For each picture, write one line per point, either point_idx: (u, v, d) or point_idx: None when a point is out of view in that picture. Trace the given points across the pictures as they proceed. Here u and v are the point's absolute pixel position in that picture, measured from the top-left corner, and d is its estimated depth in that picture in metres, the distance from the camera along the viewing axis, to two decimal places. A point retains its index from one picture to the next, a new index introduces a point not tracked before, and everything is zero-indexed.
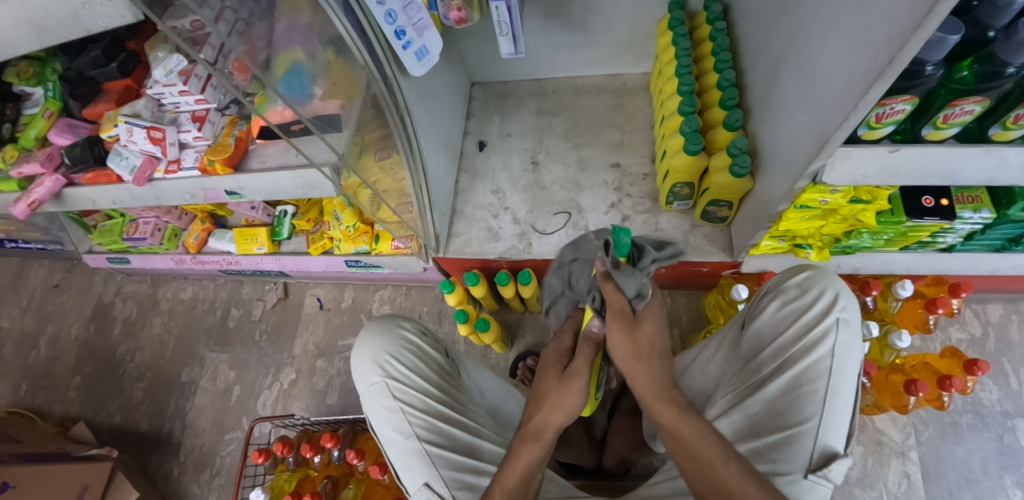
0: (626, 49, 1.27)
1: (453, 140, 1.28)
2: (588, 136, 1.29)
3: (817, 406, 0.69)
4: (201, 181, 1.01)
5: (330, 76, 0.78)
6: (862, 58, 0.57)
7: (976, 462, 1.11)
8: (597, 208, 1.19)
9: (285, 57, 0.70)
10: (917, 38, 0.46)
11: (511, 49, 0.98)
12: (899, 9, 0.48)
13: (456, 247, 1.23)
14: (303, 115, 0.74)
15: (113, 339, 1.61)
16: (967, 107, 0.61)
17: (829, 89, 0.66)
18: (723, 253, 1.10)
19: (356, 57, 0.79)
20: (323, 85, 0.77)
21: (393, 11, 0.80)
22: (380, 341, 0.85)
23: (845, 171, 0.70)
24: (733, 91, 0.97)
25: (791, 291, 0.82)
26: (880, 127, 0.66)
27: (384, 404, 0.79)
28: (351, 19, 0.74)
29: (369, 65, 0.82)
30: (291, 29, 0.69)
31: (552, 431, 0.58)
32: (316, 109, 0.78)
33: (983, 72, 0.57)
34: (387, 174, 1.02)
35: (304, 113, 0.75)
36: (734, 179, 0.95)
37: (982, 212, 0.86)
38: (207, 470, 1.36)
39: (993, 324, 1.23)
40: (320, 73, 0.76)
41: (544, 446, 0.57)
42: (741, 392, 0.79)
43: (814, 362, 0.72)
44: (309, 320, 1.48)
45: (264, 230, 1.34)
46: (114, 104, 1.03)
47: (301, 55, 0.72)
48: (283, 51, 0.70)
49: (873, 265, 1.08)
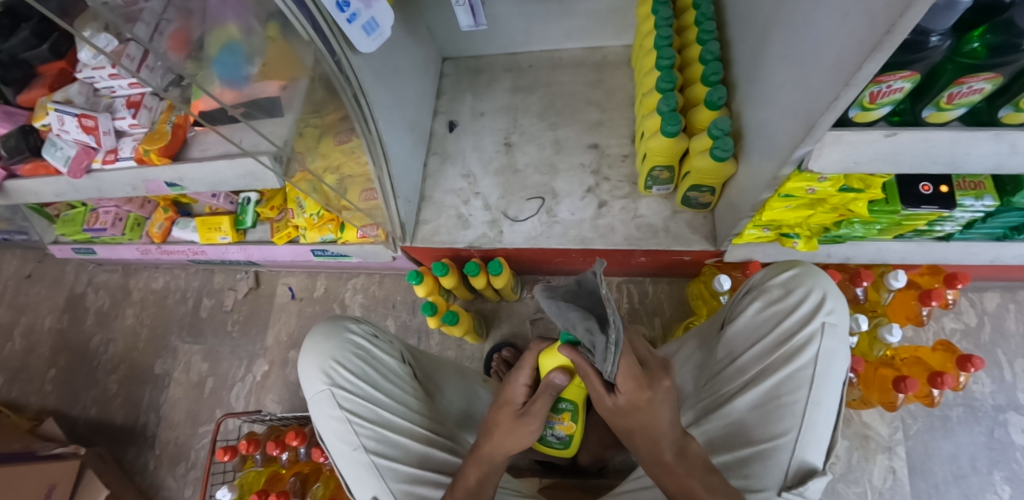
0: (606, 19, 1.16)
1: (420, 121, 1.19)
2: (565, 114, 1.19)
3: (795, 419, 0.64)
4: (139, 172, 0.93)
5: (266, 56, 0.75)
6: (855, 27, 0.50)
7: (965, 457, 1.07)
8: (573, 193, 1.11)
9: (217, 34, 0.72)
10: (919, 8, 0.39)
11: (471, 22, 0.88)
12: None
13: (424, 236, 1.16)
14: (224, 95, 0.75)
15: (87, 330, 1.58)
16: (976, 85, 0.55)
17: (819, 64, 0.59)
18: (705, 241, 1.02)
19: (300, 33, 0.72)
20: (260, 65, 0.75)
21: None
22: (327, 346, 0.81)
23: (834, 157, 0.64)
24: (717, 65, 0.87)
25: (775, 290, 0.76)
26: (874, 108, 0.60)
27: (331, 413, 0.76)
28: None
29: (315, 41, 0.74)
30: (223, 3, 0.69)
31: (499, 457, 0.62)
32: (255, 93, 0.78)
33: (997, 44, 0.51)
34: (349, 157, 1.01)
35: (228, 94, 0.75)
36: (715, 163, 0.87)
37: (984, 200, 0.79)
38: (183, 463, 1.34)
39: (989, 314, 1.16)
40: (257, 51, 0.74)
41: (493, 468, 0.62)
42: (715, 399, 0.74)
43: (797, 370, 0.67)
44: (281, 310, 1.43)
45: (227, 218, 1.28)
46: (48, 90, 0.95)
47: (234, 32, 0.72)
48: (216, 27, 0.71)
49: (864, 254, 1.00)
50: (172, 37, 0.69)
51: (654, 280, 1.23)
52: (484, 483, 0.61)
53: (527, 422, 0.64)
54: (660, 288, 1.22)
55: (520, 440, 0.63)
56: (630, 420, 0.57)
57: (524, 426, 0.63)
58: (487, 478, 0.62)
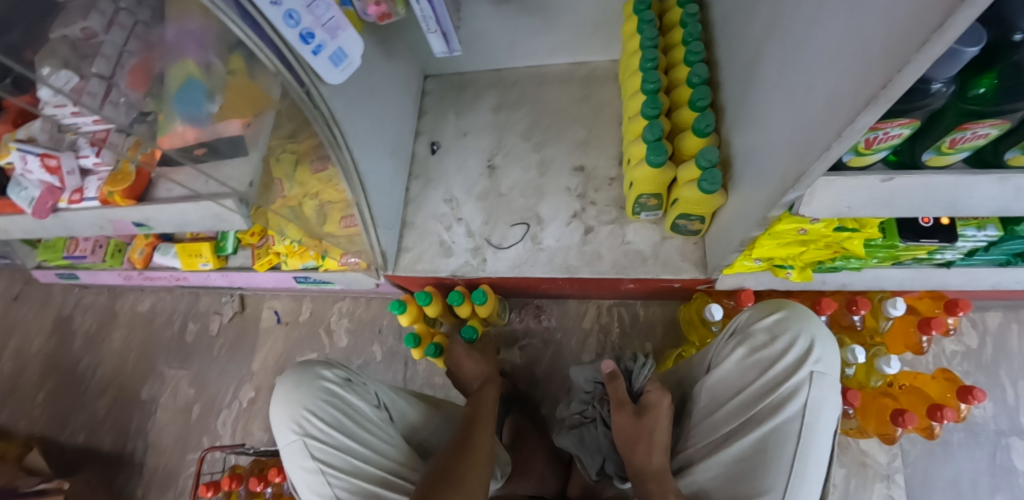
0: (592, 33, 1.11)
1: (401, 143, 1.15)
2: (550, 134, 1.15)
3: (781, 477, 0.62)
4: (104, 213, 0.90)
5: (228, 91, 0.73)
6: (849, 75, 0.47)
7: (966, 484, 1.03)
8: (558, 217, 1.07)
9: (178, 70, 0.71)
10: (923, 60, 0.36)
11: (444, 48, 0.84)
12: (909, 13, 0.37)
13: (406, 264, 1.12)
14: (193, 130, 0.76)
15: (74, 353, 1.56)
16: (981, 131, 0.51)
17: (808, 107, 0.56)
18: (695, 269, 0.98)
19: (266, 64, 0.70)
20: (221, 101, 0.74)
21: (293, 11, 0.67)
22: (298, 394, 0.80)
23: (827, 201, 0.60)
24: (705, 90, 0.83)
25: (759, 335, 0.72)
26: (869, 154, 0.56)
27: (305, 464, 0.75)
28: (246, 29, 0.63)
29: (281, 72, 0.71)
30: (182, 35, 0.68)
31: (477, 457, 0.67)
32: (217, 130, 0.77)
33: (1007, 88, 0.46)
34: (329, 185, 0.98)
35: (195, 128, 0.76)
36: (703, 195, 0.83)
37: (986, 230, 0.77)
38: (171, 491, 1.33)
39: (991, 333, 1.12)
40: (218, 87, 0.72)
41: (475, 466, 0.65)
42: (698, 448, 0.71)
43: (783, 423, 0.64)
44: (267, 334, 1.41)
45: (207, 245, 1.25)
46: (12, 126, 0.90)
47: (193, 68, 0.71)
48: (177, 63, 0.71)
49: (862, 281, 0.95)
50: (133, 70, 0.76)
51: (646, 303, 1.20)
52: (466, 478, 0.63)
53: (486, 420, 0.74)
54: (652, 311, 1.18)
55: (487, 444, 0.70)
56: (640, 425, 0.70)
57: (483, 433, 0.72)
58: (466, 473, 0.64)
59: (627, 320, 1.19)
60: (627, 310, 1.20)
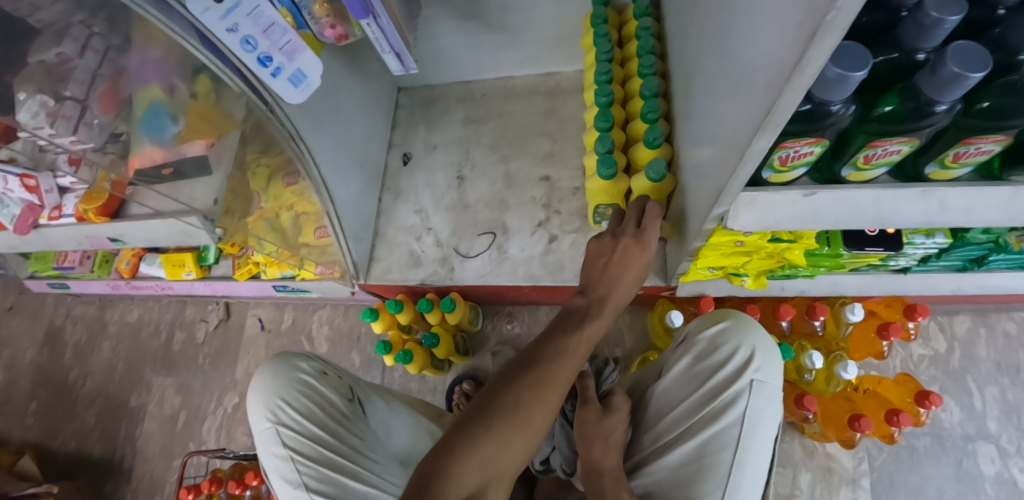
0: (555, 47, 1.14)
1: (371, 157, 1.17)
2: (517, 146, 1.17)
3: (719, 482, 0.64)
4: (80, 229, 0.93)
5: (189, 114, 0.78)
6: (749, 100, 0.49)
7: (932, 489, 1.03)
8: (523, 228, 1.09)
9: (143, 95, 0.74)
10: (794, 89, 0.38)
11: (401, 67, 0.86)
12: (781, 45, 0.39)
13: (377, 274, 1.15)
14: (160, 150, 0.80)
15: (66, 363, 1.61)
16: (891, 147, 0.53)
17: (727, 126, 0.58)
18: (656, 277, 1.00)
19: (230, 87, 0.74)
20: (184, 123, 0.79)
21: (250, 37, 0.69)
22: (275, 385, 0.85)
23: (752, 218, 0.62)
24: (654, 102, 0.85)
25: (703, 344, 0.74)
26: (787, 171, 0.58)
27: (276, 450, 0.80)
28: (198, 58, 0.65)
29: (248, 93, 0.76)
30: (144, 63, 0.71)
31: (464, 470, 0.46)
32: (182, 151, 0.83)
33: (906, 110, 0.48)
34: (302, 198, 1.03)
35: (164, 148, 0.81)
36: (654, 196, 0.85)
37: (936, 237, 0.79)
38: (157, 496, 1.37)
39: (959, 339, 1.12)
40: (181, 112, 0.77)
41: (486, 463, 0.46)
42: (644, 455, 0.73)
43: (722, 430, 0.66)
44: (250, 343, 1.44)
45: (190, 255, 1.29)
46: None
47: (158, 93, 0.74)
48: (140, 89, 0.74)
49: (820, 287, 0.96)
50: (102, 95, 0.75)
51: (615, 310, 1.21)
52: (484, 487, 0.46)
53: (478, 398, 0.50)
54: (622, 318, 1.19)
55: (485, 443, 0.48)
56: (603, 427, 0.67)
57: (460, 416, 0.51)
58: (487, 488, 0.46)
59: None
60: None
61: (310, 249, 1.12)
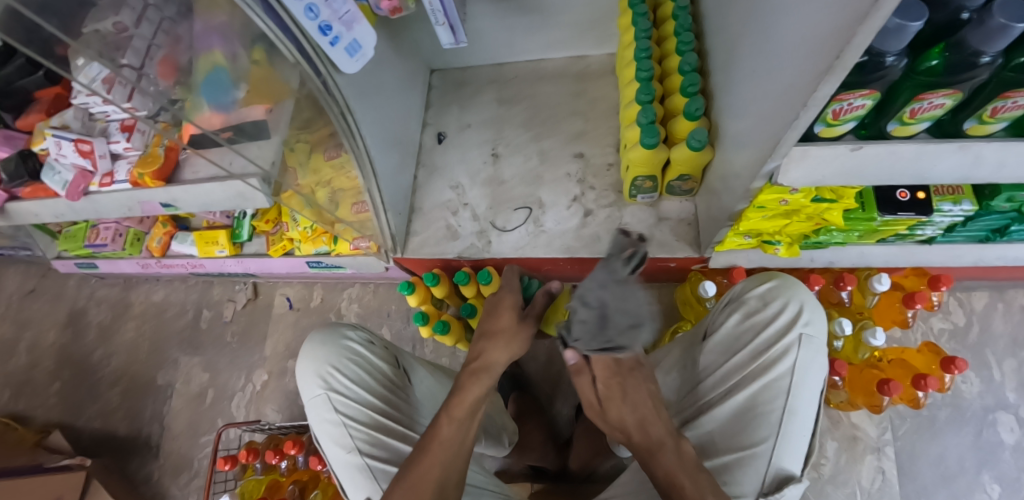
0: (588, 29, 1.17)
1: (408, 134, 1.20)
2: (550, 125, 1.21)
3: (772, 427, 0.66)
4: (134, 194, 0.96)
5: (251, 80, 0.79)
6: (811, 52, 0.52)
7: (953, 457, 1.07)
8: (558, 202, 1.12)
9: (205, 59, 0.76)
10: (868, 30, 0.41)
11: (452, 39, 0.90)
12: None
13: (414, 247, 1.18)
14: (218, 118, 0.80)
15: (90, 343, 1.61)
16: (936, 100, 0.56)
17: (779, 84, 0.61)
18: (689, 248, 1.04)
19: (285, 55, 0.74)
20: (245, 89, 0.79)
21: (314, 5, 0.70)
22: (324, 353, 0.86)
23: (801, 173, 0.65)
24: (694, 76, 0.89)
25: (752, 302, 0.77)
26: (838, 124, 0.62)
27: (328, 416, 0.81)
28: (273, 20, 0.68)
29: (301, 63, 0.76)
30: (207, 30, 0.75)
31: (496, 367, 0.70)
32: (242, 115, 0.82)
33: (954, 62, 0.52)
34: (340, 173, 1.04)
35: (224, 117, 0.81)
36: (692, 152, 0.89)
37: (962, 204, 0.81)
38: (185, 473, 1.37)
39: (977, 314, 1.16)
40: (242, 77, 0.78)
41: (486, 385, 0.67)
42: (698, 408, 0.75)
43: (774, 380, 0.69)
44: (278, 321, 1.46)
45: (224, 232, 1.31)
46: (46, 115, 0.98)
47: (220, 58, 0.76)
48: (204, 54, 0.76)
49: (847, 258, 1.00)
50: (161, 63, 0.81)
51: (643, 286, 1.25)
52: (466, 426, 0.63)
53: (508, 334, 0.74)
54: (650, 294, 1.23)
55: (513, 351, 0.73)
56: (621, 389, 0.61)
57: (481, 378, 0.68)
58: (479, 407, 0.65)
59: None
60: None
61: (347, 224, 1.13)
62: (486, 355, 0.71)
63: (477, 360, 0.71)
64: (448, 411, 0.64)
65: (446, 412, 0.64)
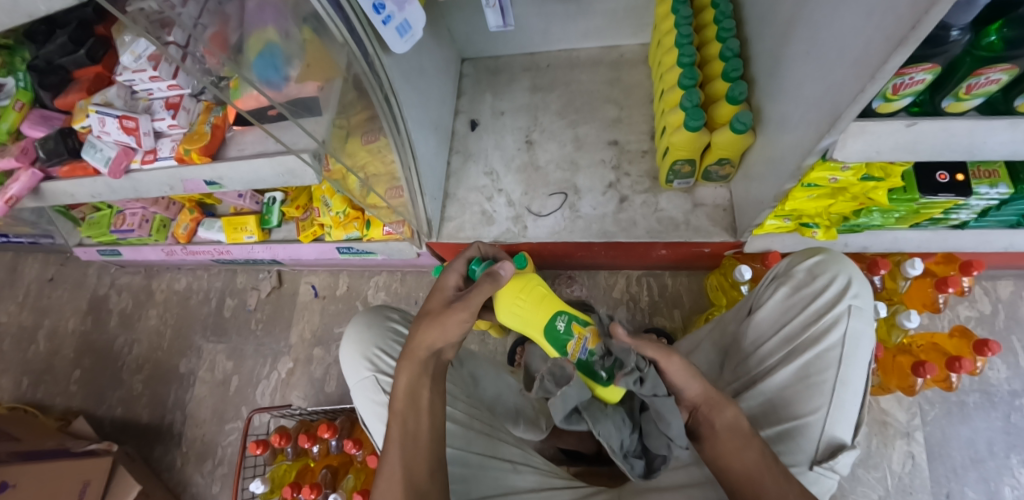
0: (623, 19, 1.19)
1: (442, 121, 1.21)
2: (584, 112, 1.22)
3: (824, 398, 0.67)
4: (179, 172, 0.97)
5: (305, 56, 0.71)
6: (880, 22, 0.52)
7: (982, 441, 1.08)
8: (594, 188, 1.14)
9: (257, 37, 0.66)
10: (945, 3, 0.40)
11: (500, 22, 0.92)
12: None
13: (449, 232, 1.19)
14: (274, 101, 0.70)
15: (110, 331, 1.60)
16: (993, 77, 0.56)
17: (842, 57, 0.61)
18: (725, 233, 1.05)
19: (334, 35, 0.72)
20: (298, 67, 0.71)
21: None
22: (369, 334, 0.85)
23: (857, 146, 0.66)
24: (737, 61, 0.91)
25: (800, 276, 0.79)
26: (896, 99, 0.62)
27: (376, 397, 0.80)
28: None
29: (349, 42, 0.74)
30: (263, 6, 0.64)
31: (425, 350, 0.61)
32: (292, 93, 0.73)
33: (1013, 37, 0.54)
34: (375, 157, 0.98)
35: (277, 98, 0.71)
36: (734, 136, 0.91)
37: (998, 187, 0.82)
38: (209, 460, 1.36)
39: (1003, 301, 1.19)
40: (295, 53, 0.70)
41: (420, 364, 0.61)
42: (753, 377, 0.77)
43: (825, 351, 0.69)
44: (304, 308, 1.46)
45: (253, 218, 1.31)
46: (86, 93, 0.95)
47: (273, 35, 0.67)
48: (255, 30, 0.66)
49: (881, 243, 1.03)
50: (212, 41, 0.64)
51: (672, 274, 1.26)
52: (415, 392, 0.60)
53: (456, 311, 0.60)
54: (679, 281, 1.25)
55: (450, 330, 0.60)
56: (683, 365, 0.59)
57: (451, 313, 0.60)
58: (419, 382, 0.60)
59: (655, 289, 1.25)
60: (655, 280, 1.27)
61: (375, 211, 1.07)
62: (413, 340, 0.62)
63: (405, 343, 0.63)
64: (390, 410, 0.60)
65: (390, 409, 0.61)
